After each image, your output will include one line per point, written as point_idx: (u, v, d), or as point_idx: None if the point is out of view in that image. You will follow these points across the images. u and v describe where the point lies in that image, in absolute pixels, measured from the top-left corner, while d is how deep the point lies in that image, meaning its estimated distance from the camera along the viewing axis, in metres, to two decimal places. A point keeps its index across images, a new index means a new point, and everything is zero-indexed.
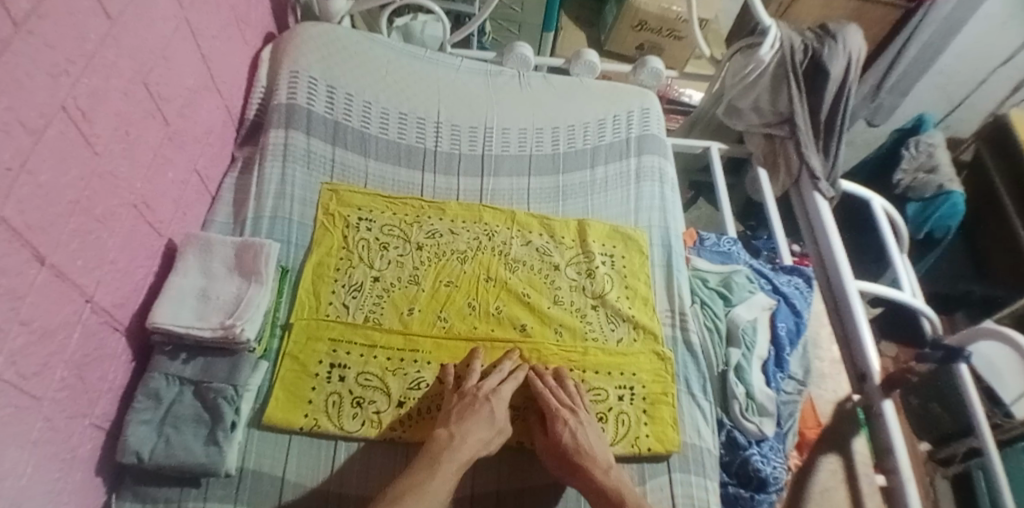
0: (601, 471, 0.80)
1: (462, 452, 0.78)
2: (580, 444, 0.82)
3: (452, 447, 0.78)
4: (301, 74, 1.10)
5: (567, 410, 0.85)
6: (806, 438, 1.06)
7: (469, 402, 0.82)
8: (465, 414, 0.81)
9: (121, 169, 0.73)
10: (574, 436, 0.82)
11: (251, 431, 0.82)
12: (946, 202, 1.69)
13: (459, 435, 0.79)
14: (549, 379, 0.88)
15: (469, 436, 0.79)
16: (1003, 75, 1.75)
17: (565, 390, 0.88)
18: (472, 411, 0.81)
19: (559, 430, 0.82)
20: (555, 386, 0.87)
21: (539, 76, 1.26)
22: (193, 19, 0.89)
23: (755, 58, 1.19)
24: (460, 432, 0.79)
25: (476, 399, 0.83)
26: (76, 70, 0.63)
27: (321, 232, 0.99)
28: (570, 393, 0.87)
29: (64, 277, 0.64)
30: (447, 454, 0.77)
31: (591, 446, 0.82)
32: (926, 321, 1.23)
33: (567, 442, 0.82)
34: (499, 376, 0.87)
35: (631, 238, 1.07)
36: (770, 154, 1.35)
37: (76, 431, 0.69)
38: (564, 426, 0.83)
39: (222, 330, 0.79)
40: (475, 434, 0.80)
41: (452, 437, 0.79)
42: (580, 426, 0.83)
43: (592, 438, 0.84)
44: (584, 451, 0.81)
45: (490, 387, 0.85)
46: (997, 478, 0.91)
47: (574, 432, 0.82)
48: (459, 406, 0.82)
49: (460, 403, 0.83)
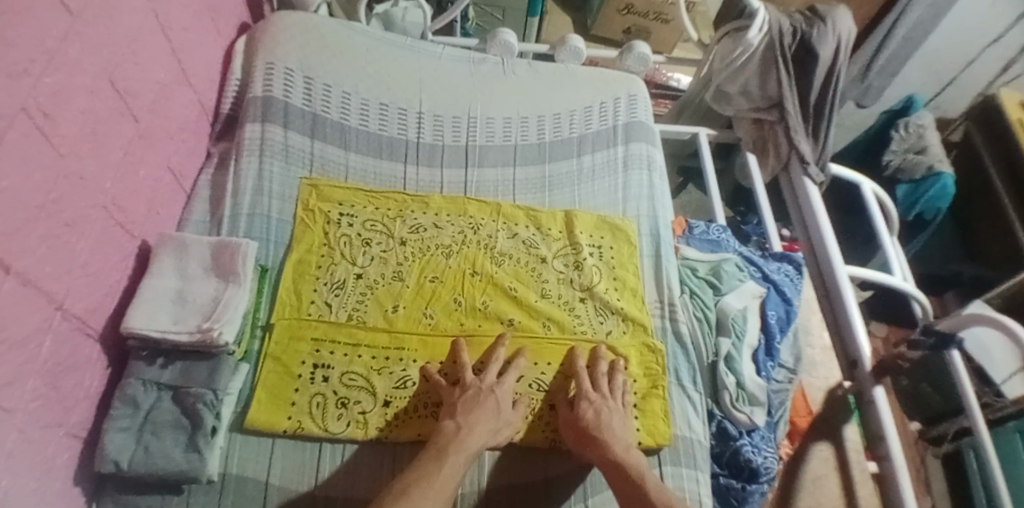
0: (619, 446, 0.80)
1: (470, 443, 0.76)
2: (602, 421, 0.82)
3: (460, 438, 0.76)
4: (277, 65, 1.07)
5: (598, 394, 0.85)
6: (797, 427, 1.05)
7: (474, 395, 0.81)
8: (470, 407, 0.80)
9: (89, 170, 0.71)
10: (596, 415, 0.82)
11: (233, 436, 0.80)
12: (937, 183, 1.67)
13: (466, 427, 0.78)
14: (602, 365, 0.89)
15: (478, 426, 0.78)
16: (992, 55, 1.74)
17: (606, 378, 0.88)
18: (478, 403, 0.80)
19: (582, 409, 0.83)
20: (601, 374, 0.88)
21: (523, 63, 1.23)
22: (162, 10, 0.85)
23: (743, 42, 1.17)
24: (467, 425, 0.78)
25: (480, 392, 0.82)
26: (37, 69, 0.60)
27: (301, 229, 0.96)
28: (610, 383, 0.87)
29: (33, 285, 0.61)
30: (454, 446, 0.75)
31: (612, 424, 0.82)
32: (917, 305, 1.22)
33: (588, 418, 0.82)
34: (498, 367, 0.86)
35: (619, 228, 1.06)
36: (759, 140, 1.33)
37: (52, 441, 0.67)
38: (589, 405, 0.83)
39: (199, 333, 0.77)
40: (482, 424, 0.78)
41: (460, 427, 0.77)
42: (606, 407, 0.84)
43: (614, 419, 0.83)
44: (605, 427, 0.81)
45: (493, 378, 0.84)
46: (989, 459, 0.90)
47: (597, 411, 0.83)
48: (464, 399, 0.81)
49: (464, 396, 0.81)
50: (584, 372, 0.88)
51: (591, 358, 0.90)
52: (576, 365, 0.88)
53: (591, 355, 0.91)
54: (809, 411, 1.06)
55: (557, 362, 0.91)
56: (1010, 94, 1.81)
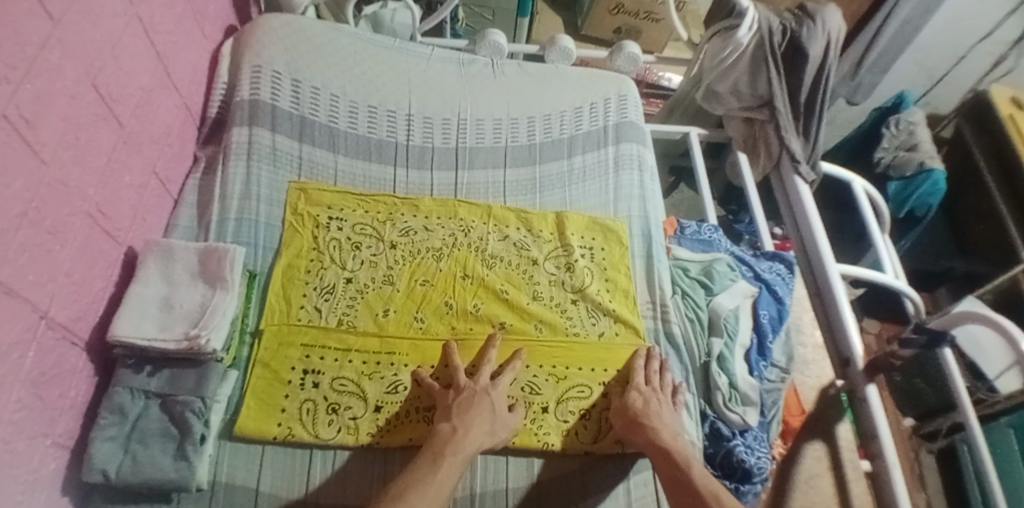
0: (668, 435, 0.82)
1: (466, 445, 0.76)
2: (650, 408, 0.84)
3: (456, 441, 0.76)
4: (263, 68, 1.06)
5: (649, 387, 0.88)
6: (789, 427, 1.05)
7: (469, 396, 0.81)
8: (465, 409, 0.79)
9: (72, 177, 0.70)
10: (645, 402, 0.85)
11: (223, 444, 0.79)
12: (928, 180, 1.69)
13: (462, 428, 0.77)
14: (653, 364, 0.91)
15: (473, 428, 0.77)
16: (982, 52, 1.74)
17: (658, 376, 0.90)
18: (473, 405, 0.80)
19: (632, 397, 0.86)
20: (655, 371, 0.90)
21: (513, 64, 1.22)
22: (145, 13, 0.84)
23: (733, 41, 1.16)
24: (464, 426, 0.77)
25: (475, 393, 0.82)
26: (16, 76, 0.59)
27: (289, 233, 0.95)
28: (662, 379, 0.90)
29: (15, 295, 0.60)
30: (450, 448, 0.75)
31: (661, 412, 0.84)
32: (908, 302, 1.22)
33: (637, 405, 0.85)
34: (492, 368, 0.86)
35: (610, 229, 1.05)
36: (750, 139, 1.33)
37: (37, 451, 0.65)
38: (638, 394, 0.86)
39: (187, 341, 0.76)
40: (478, 426, 0.78)
41: (455, 429, 0.77)
42: (657, 399, 0.86)
43: (663, 408, 0.85)
44: (653, 414, 0.83)
45: (487, 380, 0.84)
46: (981, 454, 0.90)
47: (647, 400, 0.85)
48: (458, 401, 0.80)
49: (459, 398, 0.81)
50: (640, 369, 0.90)
51: (646, 357, 0.92)
52: (635, 362, 0.91)
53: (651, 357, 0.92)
54: (803, 411, 1.06)
55: (613, 368, 0.92)
56: (1002, 90, 1.83)
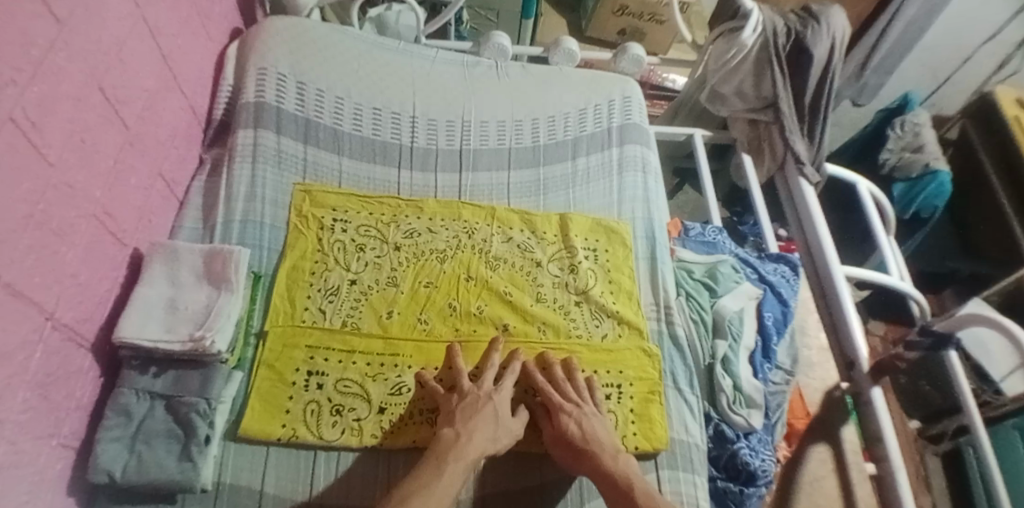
0: (609, 458, 0.79)
1: (469, 451, 0.76)
2: (587, 432, 0.81)
3: (459, 447, 0.76)
4: (268, 70, 1.06)
5: (574, 405, 0.83)
6: (794, 429, 1.04)
7: (472, 401, 0.81)
8: (470, 414, 0.79)
9: (77, 179, 0.70)
10: (579, 426, 0.81)
11: (227, 444, 0.79)
12: (934, 181, 1.69)
13: (466, 434, 0.77)
14: (556, 370, 0.87)
15: (477, 434, 0.77)
16: (988, 53, 1.73)
17: (569, 385, 0.86)
18: (476, 410, 0.80)
19: (564, 422, 0.81)
20: (561, 380, 0.86)
21: (517, 66, 1.23)
22: (151, 17, 0.84)
23: (738, 42, 1.16)
24: (466, 432, 0.77)
25: (479, 399, 0.81)
26: (23, 78, 0.59)
27: (294, 235, 0.96)
28: (578, 389, 0.86)
29: (20, 296, 0.60)
30: (453, 454, 0.75)
31: (597, 432, 0.81)
32: (915, 304, 1.22)
33: (573, 432, 0.80)
34: (495, 372, 0.86)
35: (615, 231, 1.05)
36: (754, 140, 1.33)
37: (43, 451, 0.66)
38: (569, 417, 0.82)
39: (191, 342, 0.77)
40: (481, 432, 0.78)
41: (459, 435, 0.77)
42: (586, 416, 0.83)
43: (596, 426, 0.82)
44: (591, 438, 0.80)
45: (491, 385, 0.84)
46: (986, 456, 0.90)
47: (579, 422, 0.81)
48: (462, 406, 0.80)
49: (463, 402, 0.81)
50: (549, 388, 0.85)
51: (541, 367, 0.89)
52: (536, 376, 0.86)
53: (567, 365, 0.89)
54: (808, 413, 1.06)
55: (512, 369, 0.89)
56: (1007, 91, 1.82)
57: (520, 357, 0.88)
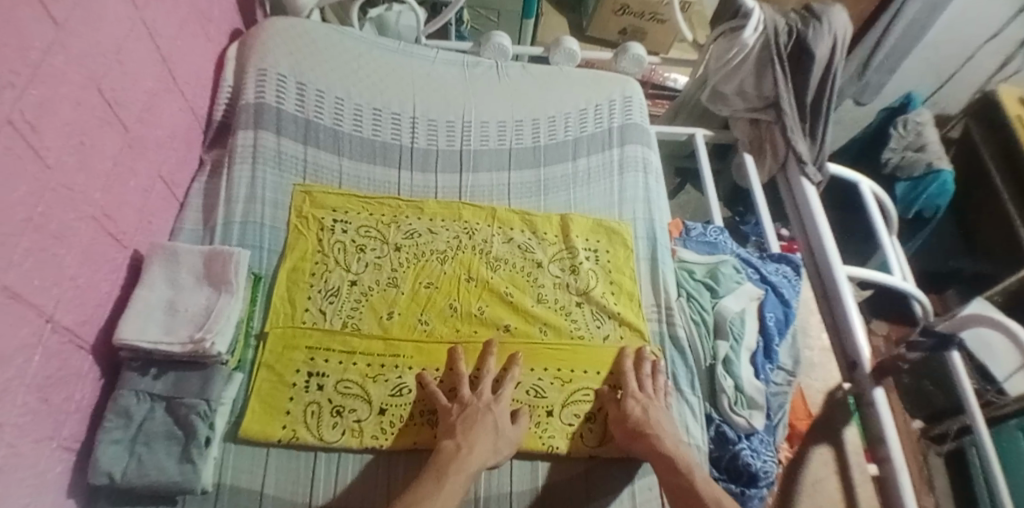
0: (669, 442, 0.81)
1: (470, 462, 0.75)
2: (649, 416, 0.83)
3: (461, 458, 0.76)
4: (269, 71, 1.06)
5: (644, 394, 0.86)
6: (796, 430, 1.06)
7: (473, 412, 0.81)
8: (470, 424, 0.79)
9: (76, 182, 0.70)
10: (645, 411, 0.84)
11: (228, 446, 0.79)
12: (936, 181, 1.69)
13: (467, 445, 0.77)
14: (646, 365, 0.90)
15: (478, 445, 0.77)
16: (991, 51, 1.72)
17: (650, 379, 0.89)
18: (477, 420, 0.80)
19: (629, 406, 0.84)
20: (645, 375, 0.89)
21: (517, 66, 1.22)
22: (150, 18, 0.84)
23: (739, 42, 1.16)
24: (467, 443, 0.77)
25: (479, 409, 0.81)
26: (20, 81, 0.59)
27: (294, 236, 0.96)
28: (654, 383, 0.89)
29: (20, 299, 0.60)
30: (454, 465, 0.75)
31: (661, 419, 0.83)
32: (917, 304, 1.22)
33: (636, 414, 0.83)
34: (492, 380, 0.86)
35: (615, 231, 1.05)
36: (756, 140, 1.33)
37: (43, 454, 0.66)
38: (635, 402, 0.85)
39: (191, 344, 0.76)
40: (482, 443, 0.77)
41: (460, 446, 0.77)
42: (653, 406, 0.85)
43: (661, 415, 0.84)
44: (653, 423, 0.82)
45: (489, 395, 0.83)
46: (990, 459, 0.89)
47: (645, 407, 0.84)
48: (462, 416, 0.80)
49: (462, 414, 0.81)
50: (631, 373, 0.89)
51: (634, 358, 0.91)
52: (623, 363, 0.90)
53: (653, 365, 0.91)
54: (810, 414, 1.07)
55: (606, 370, 0.91)
56: (1010, 90, 1.81)
57: (520, 362, 0.88)
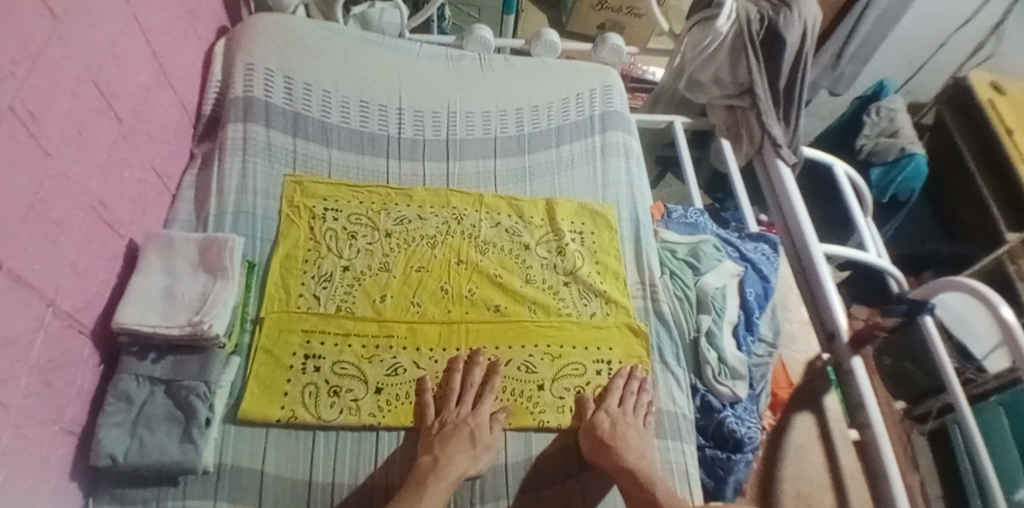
0: (634, 457, 0.82)
1: (448, 473, 0.77)
2: (618, 431, 0.83)
3: (439, 469, 0.77)
4: (256, 66, 1.09)
5: (619, 408, 0.87)
6: (779, 398, 1.10)
7: (450, 430, 0.82)
8: (447, 438, 0.81)
9: (74, 171, 0.71)
10: (613, 425, 0.84)
11: (228, 427, 0.81)
12: (910, 164, 1.73)
13: (444, 457, 0.78)
14: (634, 383, 0.91)
15: (456, 456, 0.79)
16: (959, 39, 1.79)
17: (635, 397, 0.90)
18: (454, 435, 0.81)
19: (599, 418, 0.85)
20: (630, 393, 0.90)
21: (501, 58, 1.26)
22: (141, 14, 0.86)
23: (713, 30, 1.21)
24: (445, 455, 0.78)
25: (456, 423, 0.83)
26: (21, 71, 0.61)
27: (286, 225, 0.98)
28: (635, 401, 0.90)
29: (22, 283, 0.62)
30: (432, 477, 0.76)
31: (628, 433, 0.84)
32: (893, 279, 1.26)
33: (604, 427, 0.84)
34: (473, 395, 0.87)
35: (599, 213, 1.08)
36: (732, 125, 1.36)
37: (46, 437, 0.67)
38: (606, 415, 0.86)
39: (189, 327, 0.78)
40: (459, 454, 0.79)
41: (437, 460, 0.78)
42: (625, 419, 0.86)
43: (629, 429, 0.85)
44: (620, 436, 0.83)
45: (469, 409, 0.85)
46: (969, 430, 0.92)
47: (613, 421, 0.85)
48: (441, 433, 0.82)
49: (442, 430, 0.82)
50: (617, 389, 0.90)
51: (626, 376, 0.92)
52: (614, 381, 0.91)
53: (640, 383, 0.92)
54: (790, 383, 1.12)
55: (595, 345, 0.94)
56: (980, 76, 1.88)
57: (501, 371, 0.89)
